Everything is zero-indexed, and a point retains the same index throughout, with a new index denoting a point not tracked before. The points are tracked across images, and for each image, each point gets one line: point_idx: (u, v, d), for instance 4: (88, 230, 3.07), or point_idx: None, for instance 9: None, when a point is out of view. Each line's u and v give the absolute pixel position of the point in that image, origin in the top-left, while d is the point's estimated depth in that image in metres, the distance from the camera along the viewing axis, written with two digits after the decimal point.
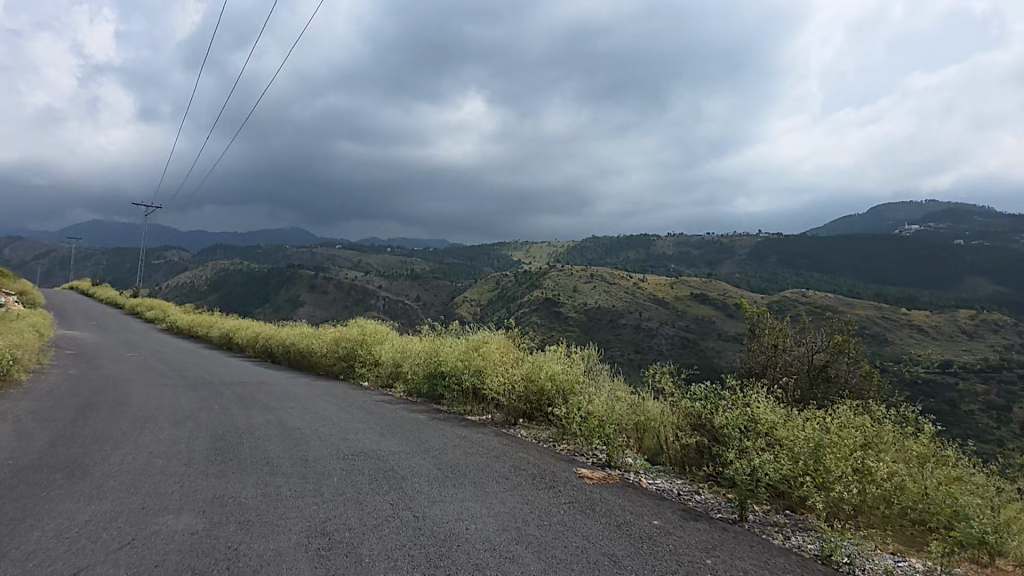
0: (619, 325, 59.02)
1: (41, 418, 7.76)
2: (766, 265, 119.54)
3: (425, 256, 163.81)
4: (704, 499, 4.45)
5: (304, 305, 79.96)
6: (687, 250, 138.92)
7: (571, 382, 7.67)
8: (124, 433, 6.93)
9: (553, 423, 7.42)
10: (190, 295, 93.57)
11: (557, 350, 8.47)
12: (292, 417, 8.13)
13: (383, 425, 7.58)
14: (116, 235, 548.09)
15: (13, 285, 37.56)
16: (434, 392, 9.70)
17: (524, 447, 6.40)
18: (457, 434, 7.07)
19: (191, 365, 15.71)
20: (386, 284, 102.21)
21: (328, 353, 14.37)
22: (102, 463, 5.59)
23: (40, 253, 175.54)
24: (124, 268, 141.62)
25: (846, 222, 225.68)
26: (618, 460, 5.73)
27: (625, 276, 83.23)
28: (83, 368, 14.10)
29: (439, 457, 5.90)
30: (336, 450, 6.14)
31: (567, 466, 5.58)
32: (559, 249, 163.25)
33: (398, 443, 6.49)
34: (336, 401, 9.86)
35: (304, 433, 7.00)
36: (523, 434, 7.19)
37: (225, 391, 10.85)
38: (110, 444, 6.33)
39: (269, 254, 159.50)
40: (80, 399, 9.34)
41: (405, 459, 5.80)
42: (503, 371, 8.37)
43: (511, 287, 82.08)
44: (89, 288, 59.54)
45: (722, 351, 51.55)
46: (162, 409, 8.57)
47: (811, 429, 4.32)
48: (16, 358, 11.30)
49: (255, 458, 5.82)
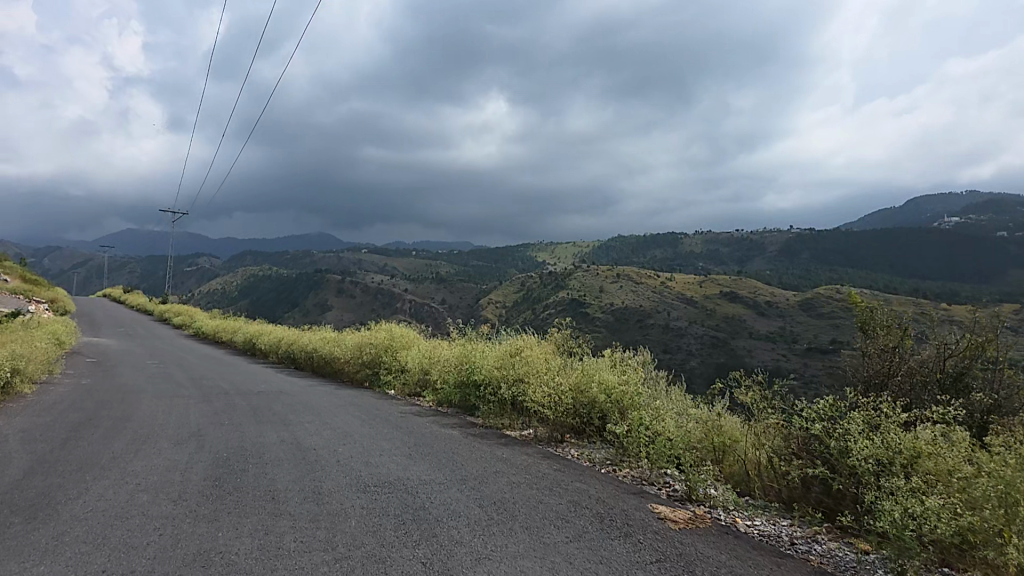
0: (646, 325, 57.54)
1: (29, 438, 6.86)
2: (798, 263, 116.93)
3: (450, 258, 163.63)
4: (831, 552, 3.70)
5: (332, 308, 79.77)
6: (716, 248, 136.59)
7: (628, 394, 6.53)
8: (113, 459, 5.93)
9: (609, 441, 6.38)
10: (221, 302, 94.18)
11: (610, 358, 7.30)
12: (308, 434, 7.17)
13: (412, 444, 6.57)
14: (149, 245, 557.54)
15: (44, 293, 37.48)
16: (467, 402, 8.75)
17: (578, 474, 5.35)
18: (498, 456, 5.99)
19: (210, 373, 14.82)
20: (412, 287, 101.77)
21: (351, 360, 13.46)
22: (75, 501, 4.59)
23: (80, 262, 180.16)
24: (155, 275, 143.48)
25: (879, 213, 219.91)
26: (699, 491, 4.75)
27: (652, 275, 81.80)
28: (97, 378, 13.34)
29: (479, 488, 4.86)
30: (356, 480, 5.13)
31: (637, 500, 4.53)
32: (584, 250, 161.99)
33: (429, 470, 5.45)
34: (359, 413, 8.88)
35: (320, 457, 5.99)
36: (574, 456, 6.16)
37: (240, 404, 9.84)
38: (92, 475, 5.32)
39: (298, 260, 160.85)
40: (82, 415, 8.44)
41: (437, 491, 4.77)
42: (548, 379, 7.29)
43: (537, 288, 81.00)
44: (118, 296, 60.09)
45: (753, 349, 49.94)
46: (167, 428, 7.59)
47: (996, 472, 3.35)
48: (21, 369, 10.49)
49: (259, 491, 4.82)
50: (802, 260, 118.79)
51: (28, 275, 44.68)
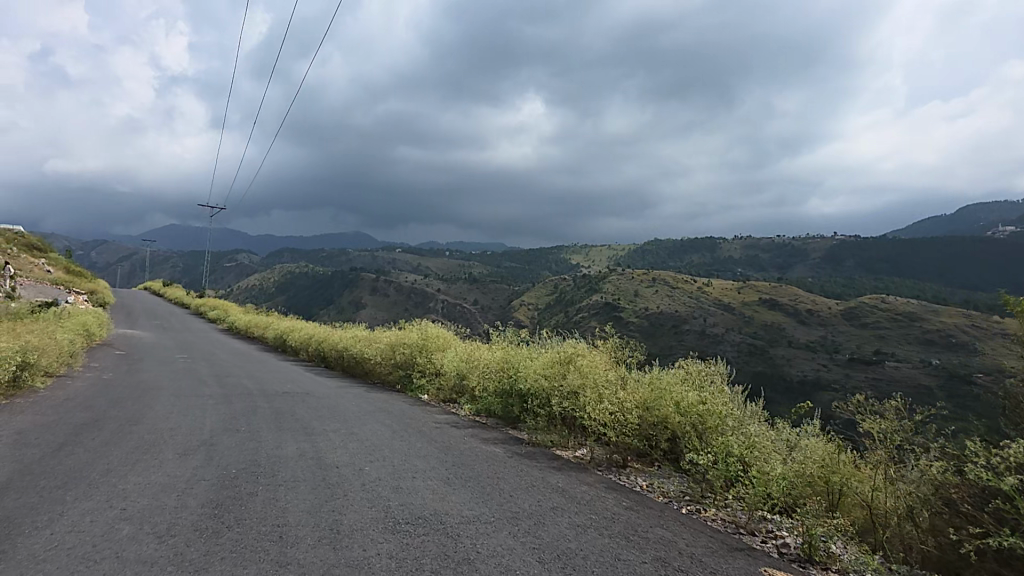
0: (682, 331, 55.90)
1: (22, 442, 6.08)
2: (842, 270, 113.20)
3: (484, 259, 163.33)
4: None
5: (366, 307, 79.66)
6: (757, 254, 133.30)
7: (708, 415, 5.48)
8: (104, 474, 5.08)
9: (686, 471, 5.39)
10: (258, 298, 95.09)
11: (683, 373, 6.22)
12: (331, 448, 6.27)
13: (451, 465, 5.62)
14: (192, 242, 569.76)
15: (84, 284, 37.67)
16: (510, 414, 7.86)
17: (659, 516, 4.34)
18: (553, 486, 5.00)
19: (238, 370, 14.05)
20: (445, 287, 101.38)
21: (384, 361, 12.62)
22: (40, 532, 3.73)
23: (125, 255, 184.22)
24: (195, 269, 146.11)
25: (928, 219, 211.96)
26: (821, 551, 3.82)
27: (689, 279, 79.85)
28: (119, 372, 12.70)
29: (536, 533, 3.89)
30: (384, 514, 4.18)
31: (746, 562, 3.56)
32: (620, 253, 159.98)
33: (472, 502, 4.48)
34: (391, 422, 7.98)
35: (342, 479, 5.07)
36: (642, 486, 5.18)
37: (262, 406, 9.00)
38: (73, 495, 4.46)
39: (334, 259, 162.30)
40: (90, 415, 7.68)
41: (484, 537, 3.81)
42: (610, 393, 6.32)
43: (570, 291, 79.76)
44: (158, 288, 60.98)
45: (793, 358, 47.91)
46: (177, 433, 6.77)
47: None
48: (36, 362, 9.79)
49: (266, 526, 3.90)
50: (846, 269, 114.96)
51: (72, 266, 45.04)
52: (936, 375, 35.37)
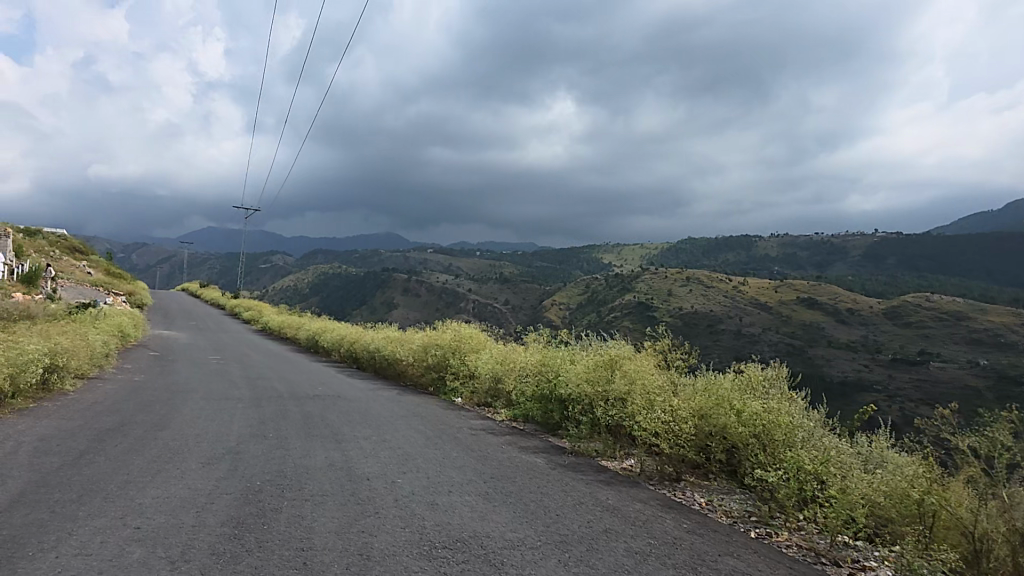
0: (717, 330, 54.78)
1: (42, 449, 5.81)
2: (884, 267, 110.01)
3: (515, 259, 163.22)
4: None
5: (398, 307, 79.97)
6: (794, 251, 130.35)
7: (774, 425, 4.94)
8: (122, 486, 4.77)
9: (750, 489, 4.85)
10: (292, 298, 96.20)
11: (742, 378, 5.67)
12: (362, 457, 5.90)
13: (488, 479, 5.17)
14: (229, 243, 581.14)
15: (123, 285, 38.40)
16: (550, 420, 7.43)
17: (728, 544, 3.83)
18: (603, 505, 4.52)
19: (269, 372, 13.86)
20: (477, 287, 101.32)
21: (417, 363, 12.28)
22: (45, 556, 3.40)
23: (164, 257, 188.14)
24: (233, 271, 148.64)
25: (972, 216, 204.93)
26: None
27: (724, 278, 78.43)
28: (150, 373, 12.59)
29: (590, 562, 3.43)
30: (420, 537, 3.76)
31: None
32: (653, 252, 158.09)
33: (515, 524, 4.04)
34: (423, 427, 7.60)
35: (374, 493, 4.66)
36: (702, 503, 4.69)
37: (291, 410, 8.70)
38: (86, 511, 4.15)
39: (368, 259, 163.61)
40: (116, 419, 7.44)
41: (533, 566, 3.35)
42: (660, 400, 5.81)
43: (602, 290, 78.93)
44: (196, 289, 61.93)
45: (833, 358, 46.50)
46: (202, 440, 6.48)
47: None
48: (64, 364, 9.62)
49: (289, 551, 3.52)
50: (888, 266, 111.72)
51: (113, 268, 45.93)
52: (983, 376, 33.94)
